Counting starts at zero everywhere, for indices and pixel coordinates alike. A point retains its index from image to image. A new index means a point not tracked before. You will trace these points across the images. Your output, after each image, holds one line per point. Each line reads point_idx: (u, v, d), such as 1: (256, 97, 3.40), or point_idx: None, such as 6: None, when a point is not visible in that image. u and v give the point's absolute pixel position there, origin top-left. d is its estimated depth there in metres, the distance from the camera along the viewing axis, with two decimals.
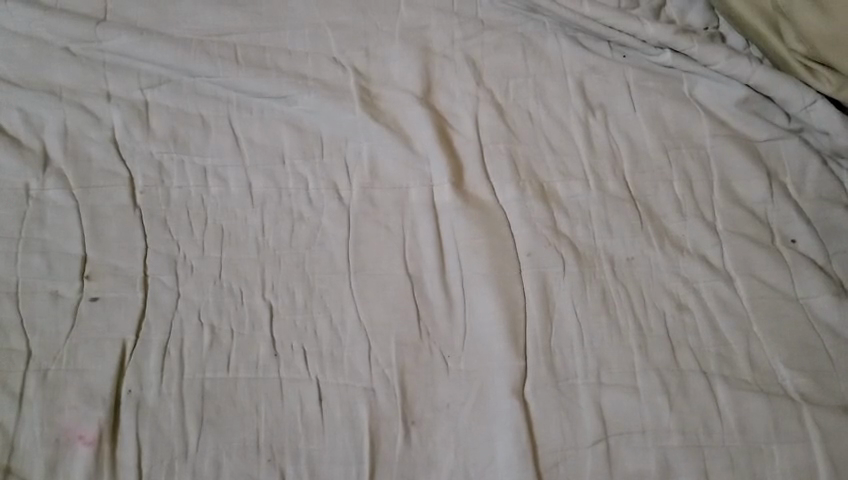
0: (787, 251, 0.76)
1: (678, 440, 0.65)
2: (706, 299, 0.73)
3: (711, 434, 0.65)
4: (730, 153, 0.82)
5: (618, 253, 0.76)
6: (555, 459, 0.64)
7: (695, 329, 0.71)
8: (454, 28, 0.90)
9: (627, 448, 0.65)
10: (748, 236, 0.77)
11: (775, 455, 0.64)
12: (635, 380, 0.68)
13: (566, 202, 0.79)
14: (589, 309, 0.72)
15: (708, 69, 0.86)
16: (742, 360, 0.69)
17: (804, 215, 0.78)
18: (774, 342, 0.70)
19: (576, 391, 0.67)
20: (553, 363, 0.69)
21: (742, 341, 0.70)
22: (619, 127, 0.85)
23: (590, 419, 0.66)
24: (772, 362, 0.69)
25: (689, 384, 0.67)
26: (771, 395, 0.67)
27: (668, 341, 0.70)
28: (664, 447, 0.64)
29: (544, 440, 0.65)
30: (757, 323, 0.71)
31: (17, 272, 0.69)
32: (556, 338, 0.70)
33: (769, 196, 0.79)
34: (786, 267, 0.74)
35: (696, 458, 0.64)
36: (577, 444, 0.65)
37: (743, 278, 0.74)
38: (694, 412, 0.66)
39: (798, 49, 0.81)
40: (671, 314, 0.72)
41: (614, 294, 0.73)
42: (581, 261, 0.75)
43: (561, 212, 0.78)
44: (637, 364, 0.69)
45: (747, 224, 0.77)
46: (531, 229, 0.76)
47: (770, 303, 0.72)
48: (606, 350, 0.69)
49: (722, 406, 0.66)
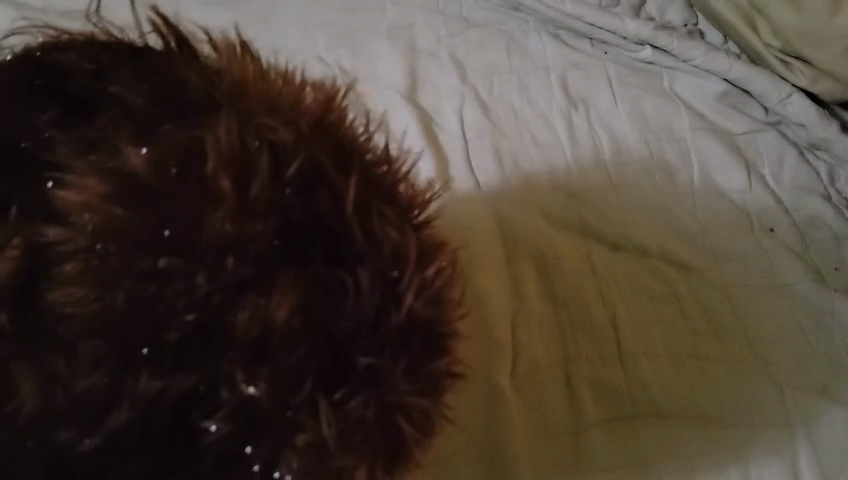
0: (765, 239, 0.78)
1: (673, 421, 0.66)
2: (694, 282, 0.75)
3: (702, 414, 0.67)
4: (709, 143, 0.84)
5: (602, 236, 0.77)
6: (550, 445, 0.64)
7: (682, 309, 0.73)
8: (439, 27, 0.92)
9: (615, 434, 0.65)
10: (728, 223, 0.79)
11: (764, 427, 0.67)
12: (624, 363, 0.69)
13: (549, 193, 0.80)
14: (574, 295, 0.72)
15: (688, 63, 0.89)
16: (729, 338, 0.71)
17: (783, 205, 0.81)
18: (760, 324, 0.73)
19: (563, 374, 0.68)
20: (544, 346, 0.69)
21: (731, 323, 0.72)
22: (600, 121, 0.86)
23: (585, 402, 0.67)
24: (754, 343, 0.71)
25: (682, 368, 0.69)
26: (756, 378, 0.69)
27: (654, 321, 0.72)
28: (658, 433, 0.65)
29: (539, 426, 0.65)
30: (741, 308, 0.73)
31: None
32: (544, 321, 0.70)
33: (748, 187, 0.82)
34: (766, 255, 0.77)
35: (693, 437, 0.65)
36: (572, 430, 0.65)
37: (723, 262, 0.76)
38: (685, 393, 0.68)
39: (774, 44, 0.86)
40: (651, 302, 0.73)
41: (604, 276, 0.74)
42: (569, 244, 0.76)
43: (549, 201, 0.79)
44: (623, 348, 0.70)
45: (726, 214, 0.80)
46: (524, 210, 0.77)
47: (748, 289, 0.75)
48: (590, 336, 0.70)
49: (710, 389, 0.68)
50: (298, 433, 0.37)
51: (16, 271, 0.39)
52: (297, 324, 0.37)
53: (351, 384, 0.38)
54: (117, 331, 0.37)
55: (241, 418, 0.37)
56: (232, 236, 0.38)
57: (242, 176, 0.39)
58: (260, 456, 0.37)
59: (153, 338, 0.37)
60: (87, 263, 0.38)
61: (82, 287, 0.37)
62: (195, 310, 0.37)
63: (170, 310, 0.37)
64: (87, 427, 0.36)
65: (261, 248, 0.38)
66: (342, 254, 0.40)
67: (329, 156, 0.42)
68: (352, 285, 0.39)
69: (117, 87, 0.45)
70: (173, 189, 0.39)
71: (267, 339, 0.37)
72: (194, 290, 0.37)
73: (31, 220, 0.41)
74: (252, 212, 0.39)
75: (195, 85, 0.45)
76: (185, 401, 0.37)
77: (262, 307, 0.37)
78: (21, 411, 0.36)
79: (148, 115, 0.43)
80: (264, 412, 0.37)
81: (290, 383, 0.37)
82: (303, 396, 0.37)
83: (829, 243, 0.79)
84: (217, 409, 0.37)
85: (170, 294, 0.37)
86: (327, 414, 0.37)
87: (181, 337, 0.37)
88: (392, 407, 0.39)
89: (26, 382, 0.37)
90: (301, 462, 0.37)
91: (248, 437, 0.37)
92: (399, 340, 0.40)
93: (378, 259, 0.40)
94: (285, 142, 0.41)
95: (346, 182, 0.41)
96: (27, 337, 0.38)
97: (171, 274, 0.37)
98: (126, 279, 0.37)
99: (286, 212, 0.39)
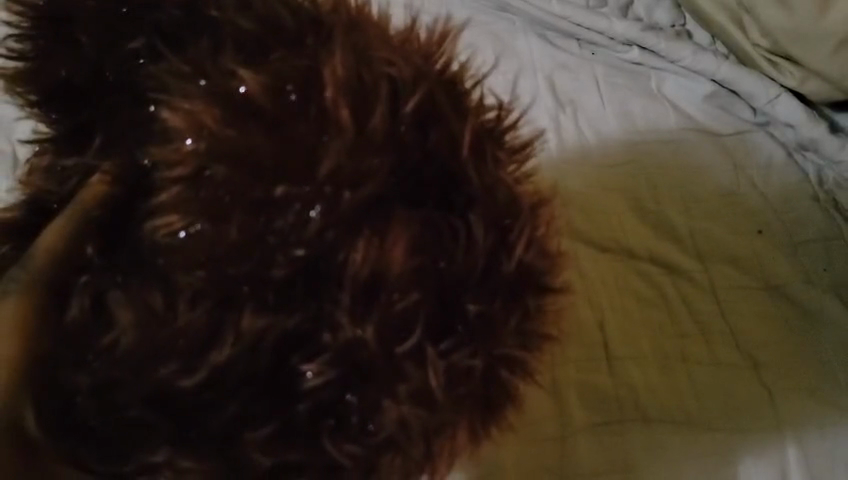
0: (820, 200, 0.64)
1: (726, 424, 0.52)
2: (683, 287, 0.59)
3: (756, 414, 0.53)
4: (734, 100, 0.70)
5: (592, 241, 0.60)
6: (602, 461, 0.50)
7: (731, 286, 0.59)
8: None
9: (657, 446, 0.51)
10: (770, 185, 0.65)
11: (748, 445, 0.52)
12: (663, 353, 0.55)
13: (567, 165, 0.64)
14: (614, 288, 0.58)
15: (675, 64, 0.72)
16: (783, 319, 0.58)
17: (833, 170, 0.66)
18: (754, 329, 0.57)
19: (605, 368, 0.54)
20: (586, 349, 0.55)
21: (787, 307, 0.58)
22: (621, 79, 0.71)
23: (631, 405, 0.53)
24: (815, 326, 0.57)
25: (672, 376, 0.54)
26: (821, 367, 0.55)
27: (706, 301, 0.58)
28: (646, 441, 0.51)
29: (583, 438, 0.51)
30: (733, 312, 0.58)
31: (15, 157, 0.58)
32: (586, 318, 0.56)
33: (785, 151, 0.67)
34: (821, 219, 0.63)
35: (746, 442, 0.52)
36: (623, 431, 0.52)
37: (773, 235, 0.62)
38: (739, 390, 0.54)
39: (762, 43, 0.70)
40: (701, 291, 0.59)
41: (647, 271, 0.59)
42: (606, 214, 0.62)
43: (568, 167, 0.64)
44: (612, 353, 0.55)
45: (768, 175, 0.66)
46: (576, 174, 0.64)
47: (802, 261, 0.61)
48: (629, 328, 0.56)
49: (769, 386, 0.54)
50: (400, 384, 0.29)
51: (115, 203, 0.33)
52: (418, 268, 0.29)
53: (461, 334, 0.30)
54: (217, 264, 0.29)
55: (346, 362, 0.29)
56: (348, 175, 0.29)
57: (361, 112, 0.30)
58: (362, 403, 0.29)
59: (255, 276, 0.29)
60: (187, 184, 0.30)
61: (185, 218, 0.29)
62: (309, 247, 0.29)
63: (269, 251, 0.29)
64: (189, 363, 0.28)
65: (386, 181, 0.29)
66: (452, 202, 0.30)
67: (449, 95, 0.32)
68: (464, 238, 0.30)
69: (217, 12, 0.34)
70: (289, 120, 0.29)
71: (378, 287, 0.29)
72: (305, 231, 0.29)
73: (120, 153, 0.35)
74: (371, 147, 0.29)
75: (290, 20, 0.32)
76: (285, 341, 0.29)
77: (375, 256, 0.29)
78: (116, 347, 0.29)
79: (254, 42, 0.32)
80: (371, 360, 0.29)
81: (397, 325, 0.29)
82: (409, 344, 0.29)
83: (817, 246, 0.62)
84: (319, 353, 0.29)
85: (279, 233, 0.29)
86: (433, 365, 0.29)
87: (288, 277, 0.29)
88: (494, 362, 0.31)
89: (123, 312, 0.29)
90: (400, 416, 0.29)
91: (355, 387, 0.29)
92: (507, 291, 0.31)
93: (494, 205, 0.31)
94: (405, 80, 0.31)
95: (464, 124, 0.31)
96: (125, 266, 0.31)
97: (287, 208, 0.29)
98: (237, 219, 0.29)
99: (407, 157, 0.30)
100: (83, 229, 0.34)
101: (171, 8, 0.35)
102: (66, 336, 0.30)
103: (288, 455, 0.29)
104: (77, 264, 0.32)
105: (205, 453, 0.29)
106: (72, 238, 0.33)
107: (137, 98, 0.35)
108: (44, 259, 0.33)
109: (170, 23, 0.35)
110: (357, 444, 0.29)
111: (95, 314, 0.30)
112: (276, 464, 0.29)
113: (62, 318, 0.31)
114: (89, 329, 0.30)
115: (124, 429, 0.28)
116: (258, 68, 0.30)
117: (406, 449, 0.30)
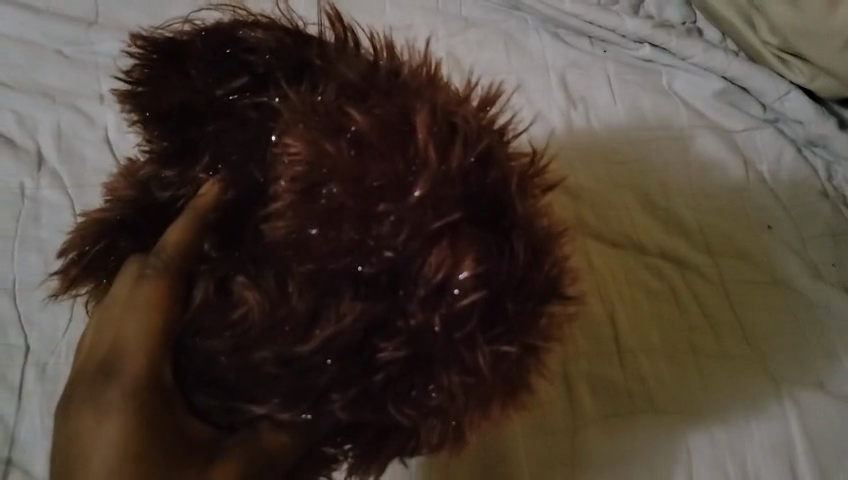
0: (831, 190, 0.66)
1: (732, 410, 0.54)
2: (689, 277, 0.60)
3: (759, 401, 0.55)
4: (736, 94, 0.70)
5: (604, 237, 0.62)
6: (612, 448, 0.52)
7: (739, 279, 0.60)
8: None
9: (663, 433, 0.53)
10: (777, 178, 0.66)
11: (755, 435, 0.54)
12: (671, 344, 0.57)
13: (577, 164, 0.65)
14: (625, 283, 0.59)
15: (686, 61, 0.72)
16: (784, 303, 0.59)
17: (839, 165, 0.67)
18: (761, 318, 0.58)
19: (612, 359, 0.56)
20: (596, 339, 0.56)
21: (793, 297, 0.59)
22: (637, 72, 0.71)
23: (639, 394, 0.55)
24: (821, 314, 0.58)
25: (681, 366, 0.56)
26: (824, 351, 0.57)
27: (719, 292, 0.60)
28: (654, 428, 0.53)
29: (593, 428, 0.53)
30: (741, 304, 0.59)
31: (40, 155, 0.61)
32: (599, 313, 0.58)
33: (782, 146, 0.67)
34: (826, 207, 0.64)
35: (749, 424, 0.54)
36: (633, 419, 0.53)
37: (781, 224, 0.63)
38: (744, 378, 0.55)
39: (771, 40, 0.70)
40: (714, 285, 0.60)
41: (664, 268, 0.61)
42: (620, 206, 0.63)
43: (586, 170, 0.65)
44: (622, 345, 0.57)
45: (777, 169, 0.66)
46: (587, 172, 0.65)
47: (811, 254, 0.62)
48: (638, 318, 0.58)
49: (773, 373, 0.56)
50: (454, 366, 0.32)
51: (232, 204, 0.35)
52: (486, 272, 0.31)
53: (505, 324, 0.32)
54: (321, 259, 0.31)
55: (417, 344, 0.31)
56: (432, 200, 0.31)
57: (444, 147, 0.32)
58: (436, 380, 0.32)
59: (348, 271, 0.31)
60: (299, 195, 0.32)
61: (292, 224, 0.32)
62: (397, 251, 0.31)
63: (365, 251, 0.31)
64: (305, 332, 0.31)
65: (460, 201, 0.32)
66: (500, 224, 0.32)
67: (503, 149, 0.34)
68: (509, 253, 0.32)
69: (320, 62, 0.36)
70: (373, 139, 0.32)
71: (445, 293, 0.31)
72: (394, 239, 0.31)
73: (234, 165, 0.36)
74: (447, 179, 0.32)
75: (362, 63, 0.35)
76: (372, 325, 0.31)
77: (444, 262, 0.31)
78: (248, 320, 0.32)
79: (355, 88, 0.34)
80: (433, 343, 0.31)
81: (459, 316, 0.31)
82: (467, 329, 0.31)
83: (826, 242, 0.62)
84: (394, 335, 0.31)
85: (376, 239, 0.31)
86: (481, 348, 0.32)
87: (377, 274, 0.31)
88: (525, 350, 0.33)
89: (247, 292, 0.33)
90: (450, 386, 0.32)
91: (421, 365, 0.32)
92: (541, 294, 0.33)
93: (533, 234, 0.33)
94: (470, 129, 0.33)
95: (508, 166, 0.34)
96: (251, 256, 0.33)
97: (378, 217, 0.31)
98: (345, 226, 0.31)
99: (471, 181, 0.32)
100: (204, 230, 0.35)
101: (266, 52, 0.37)
102: (197, 314, 0.33)
103: (364, 414, 0.32)
104: (196, 259, 0.35)
105: (296, 402, 0.32)
106: (199, 230, 0.35)
107: (238, 123, 0.36)
108: (171, 250, 0.34)
109: (268, 67, 0.37)
110: (415, 408, 0.32)
111: (220, 297, 0.33)
112: (353, 418, 0.32)
113: (187, 303, 0.34)
114: (216, 309, 0.33)
115: (244, 382, 0.32)
116: (366, 111, 0.33)
117: (449, 416, 0.33)
